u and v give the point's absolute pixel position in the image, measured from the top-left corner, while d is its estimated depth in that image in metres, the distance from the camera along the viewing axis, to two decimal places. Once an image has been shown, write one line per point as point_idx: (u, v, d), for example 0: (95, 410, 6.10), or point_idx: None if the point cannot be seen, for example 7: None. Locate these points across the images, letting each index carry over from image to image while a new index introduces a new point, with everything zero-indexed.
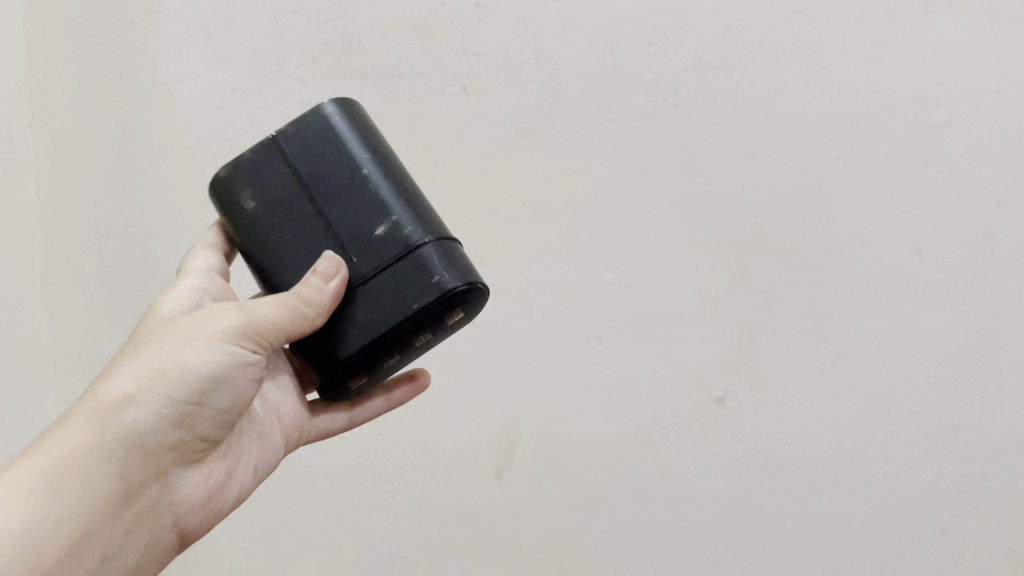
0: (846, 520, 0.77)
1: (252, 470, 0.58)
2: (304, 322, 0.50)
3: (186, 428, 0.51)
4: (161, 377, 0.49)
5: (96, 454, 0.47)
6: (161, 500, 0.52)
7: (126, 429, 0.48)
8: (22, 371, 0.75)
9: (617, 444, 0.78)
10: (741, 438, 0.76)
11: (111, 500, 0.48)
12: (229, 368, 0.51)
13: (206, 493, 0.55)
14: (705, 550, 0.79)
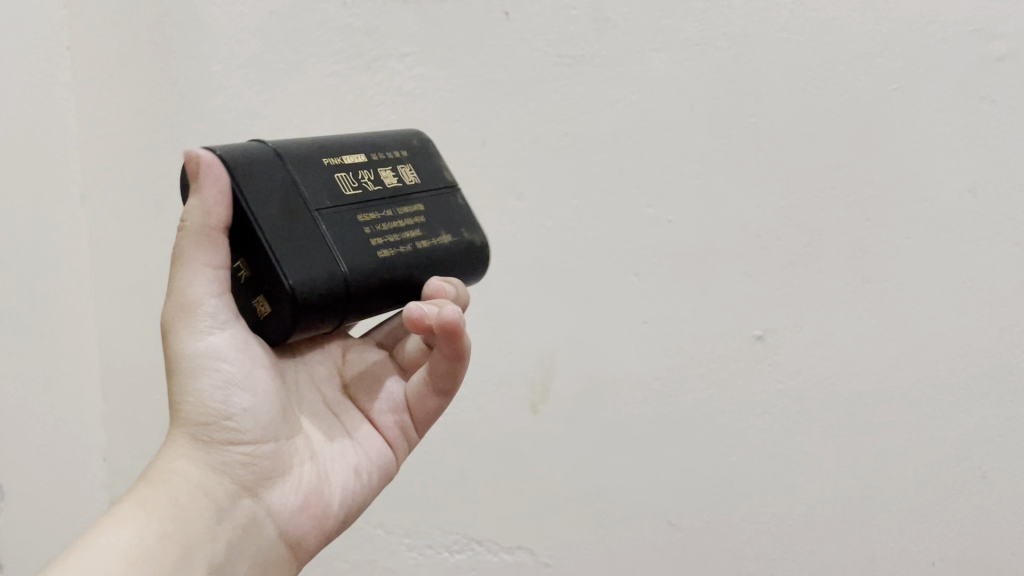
0: (884, 462, 0.76)
1: (353, 472, 0.53)
2: None
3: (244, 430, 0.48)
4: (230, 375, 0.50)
5: (168, 485, 0.46)
6: (260, 513, 0.48)
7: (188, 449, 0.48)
8: (64, 293, 0.76)
9: (654, 381, 0.77)
10: (781, 377, 0.75)
11: (206, 515, 0.46)
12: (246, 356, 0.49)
13: (303, 496, 0.50)
14: (739, 488, 0.78)
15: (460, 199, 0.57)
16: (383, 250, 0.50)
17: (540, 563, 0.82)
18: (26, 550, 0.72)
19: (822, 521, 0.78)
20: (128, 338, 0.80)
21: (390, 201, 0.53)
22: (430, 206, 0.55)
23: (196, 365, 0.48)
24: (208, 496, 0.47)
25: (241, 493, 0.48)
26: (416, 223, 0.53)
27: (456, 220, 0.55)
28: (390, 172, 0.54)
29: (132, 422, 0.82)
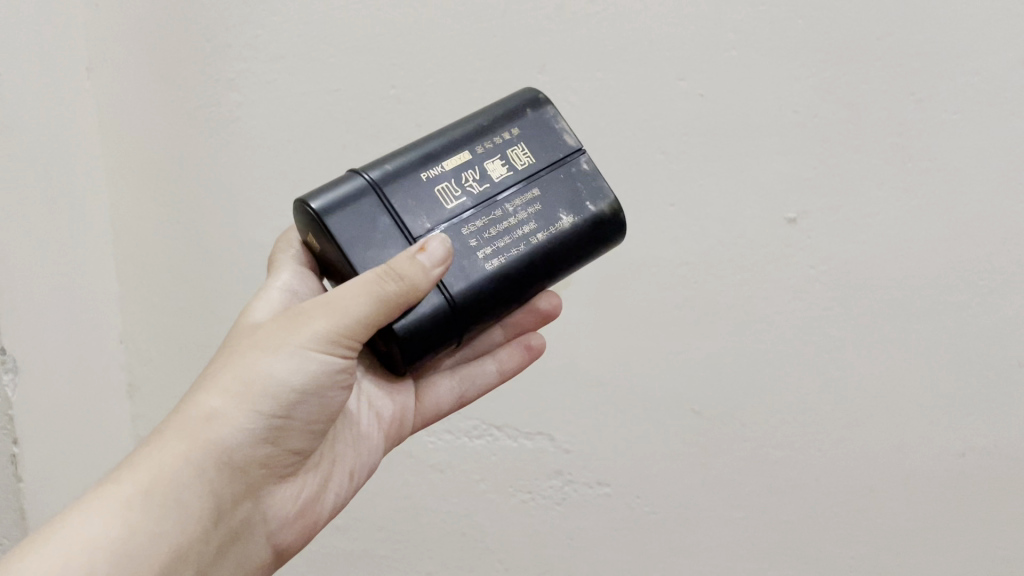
0: (917, 350, 0.74)
1: (349, 475, 0.56)
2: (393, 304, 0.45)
3: (273, 443, 0.49)
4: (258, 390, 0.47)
5: (188, 468, 0.45)
6: (255, 515, 0.50)
7: (218, 437, 0.46)
8: (73, 172, 0.74)
9: (681, 265, 0.74)
10: (814, 262, 0.72)
11: (211, 515, 0.46)
12: (322, 382, 0.48)
13: (297, 508, 0.53)
14: (765, 375, 0.76)
15: (587, 164, 0.53)
16: (494, 262, 0.49)
17: (559, 450, 0.80)
18: (44, 424, 0.71)
19: (849, 410, 0.76)
20: (141, 215, 0.78)
21: (497, 200, 0.51)
22: (546, 190, 0.52)
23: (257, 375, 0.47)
24: (218, 494, 0.46)
25: (246, 495, 0.49)
26: (529, 215, 0.51)
27: (579, 194, 0.52)
28: (497, 163, 0.52)
29: (151, 300, 0.81)
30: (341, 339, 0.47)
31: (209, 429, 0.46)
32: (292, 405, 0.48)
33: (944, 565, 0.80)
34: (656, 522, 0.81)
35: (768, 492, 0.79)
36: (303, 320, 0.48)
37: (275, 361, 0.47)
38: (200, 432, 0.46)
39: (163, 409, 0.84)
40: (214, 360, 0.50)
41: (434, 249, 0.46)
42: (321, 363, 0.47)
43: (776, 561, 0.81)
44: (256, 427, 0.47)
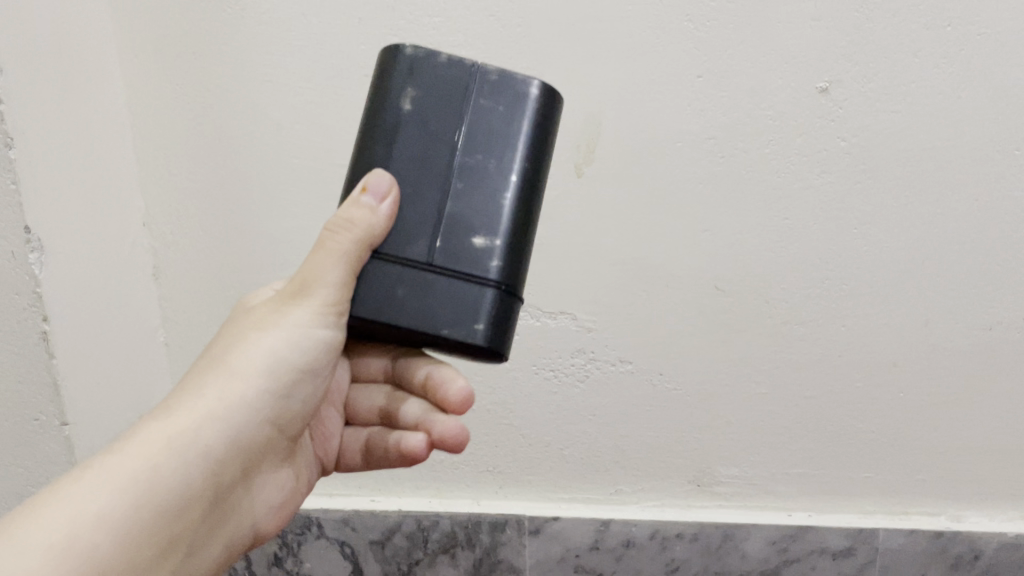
0: (946, 223, 0.73)
1: (308, 476, 0.60)
2: (362, 248, 0.48)
3: (275, 426, 0.51)
4: (262, 370, 0.49)
5: (199, 441, 0.46)
6: (242, 495, 0.52)
7: (230, 411, 0.48)
8: (87, 46, 0.72)
9: (707, 139, 0.72)
10: (844, 133, 0.71)
11: (206, 496, 0.47)
12: (316, 362, 0.51)
13: (282, 492, 0.56)
14: (792, 251, 0.75)
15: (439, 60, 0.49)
16: None
17: (582, 329, 0.80)
18: (68, 299, 0.71)
19: (876, 284, 0.75)
20: (160, 94, 0.76)
21: None
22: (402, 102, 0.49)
23: (262, 358, 0.49)
24: (219, 472, 0.48)
25: (240, 476, 0.50)
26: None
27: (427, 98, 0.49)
28: None
29: (171, 183, 0.79)
30: (329, 320, 0.49)
31: (219, 404, 0.48)
32: (292, 384, 0.51)
33: (963, 438, 0.80)
34: (680, 398, 0.82)
35: (791, 368, 0.79)
36: (296, 302, 0.50)
37: (278, 342, 0.50)
38: (214, 406, 0.48)
39: (189, 293, 0.83)
40: (219, 340, 0.51)
41: (377, 185, 0.47)
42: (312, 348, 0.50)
43: (798, 435, 0.82)
44: (261, 412, 0.50)
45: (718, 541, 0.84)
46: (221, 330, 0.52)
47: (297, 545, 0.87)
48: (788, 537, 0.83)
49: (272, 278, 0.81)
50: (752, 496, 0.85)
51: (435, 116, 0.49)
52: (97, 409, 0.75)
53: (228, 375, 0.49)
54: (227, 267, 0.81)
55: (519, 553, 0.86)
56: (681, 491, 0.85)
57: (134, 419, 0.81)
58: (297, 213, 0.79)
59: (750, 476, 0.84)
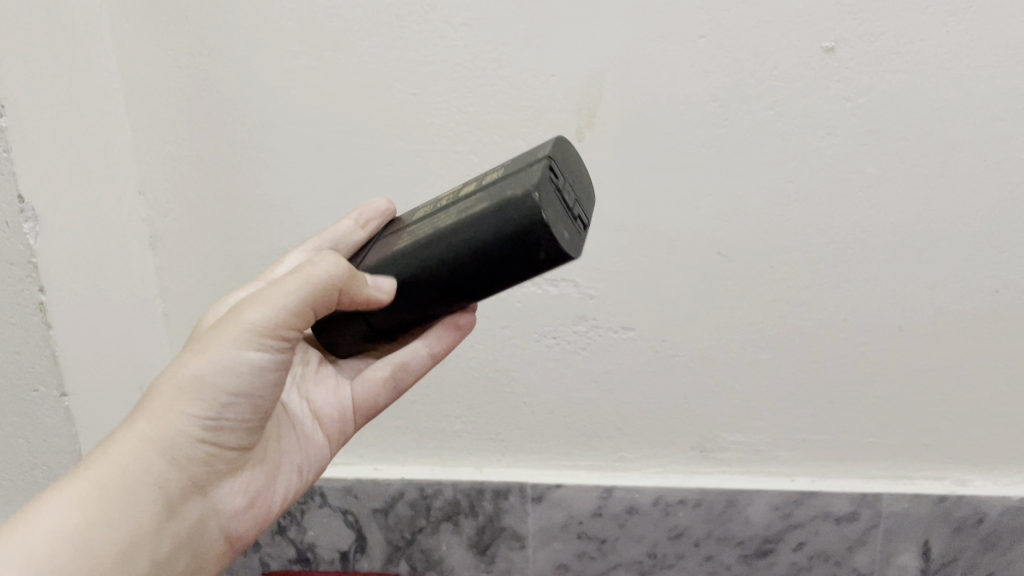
0: (954, 185, 0.71)
1: (296, 467, 0.60)
2: (319, 295, 0.49)
3: (223, 439, 0.52)
4: (194, 389, 0.49)
5: (130, 468, 0.49)
6: (199, 510, 0.53)
7: (162, 437, 0.50)
8: (78, 12, 0.70)
9: (710, 102, 0.71)
10: (851, 94, 0.69)
11: (148, 515, 0.49)
12: (259, 381, 0.51)
13: (250, 498, 0.57)
14: (797, 215, 0.74)
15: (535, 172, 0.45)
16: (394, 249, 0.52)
17: (584, 297, 0.79)
18: (66, 272, 0.70)
19: (881, 248, 0.74)
20: (152, 61, 0.75)
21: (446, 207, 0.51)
22: (482, 192, 0.47)
23: (196, 381, 0.49)
24: (155, 490, 0.49)
25: (194, 490, 0.52)
26: (452, 210, 0.49)
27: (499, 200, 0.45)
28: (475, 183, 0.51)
29: (167, 152, 0.78)
30: (268, 336, 0.49)
31: (153, 430, 0.50)
32: (234, 399, 0.51)
33: (969, 402, 0.80)
34: (682, 365, 0.81)
35: (796, 334, 0.78)
36: (231, 323, 0.50)
37: (213, 361, 0.50)
38: (141, 432, 0.49)
39: (187, 262, 0.82)
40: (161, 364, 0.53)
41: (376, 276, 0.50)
42: (252, 365, 0.50)
43: (801, 400, 0.81)
44: (198, 428, 0.50)
45: (721, 507, 0.84)
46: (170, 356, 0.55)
47: (301, 514, 0.88)
48: (792, 502, 0.83)
49: (271, 247, 0.81)
50: (755, 461, 0.84)
51: None
52: (97, 380, 0.75)
53: (160, 400, 0.50)
54: (226, 236, 0.81)
55: (522, 519, 0.87)
56: (684, 458, 0.85)
57: (135, 391, 0.80)
58: (294, 180, 0.78)
59: (753, 442, 0.84)
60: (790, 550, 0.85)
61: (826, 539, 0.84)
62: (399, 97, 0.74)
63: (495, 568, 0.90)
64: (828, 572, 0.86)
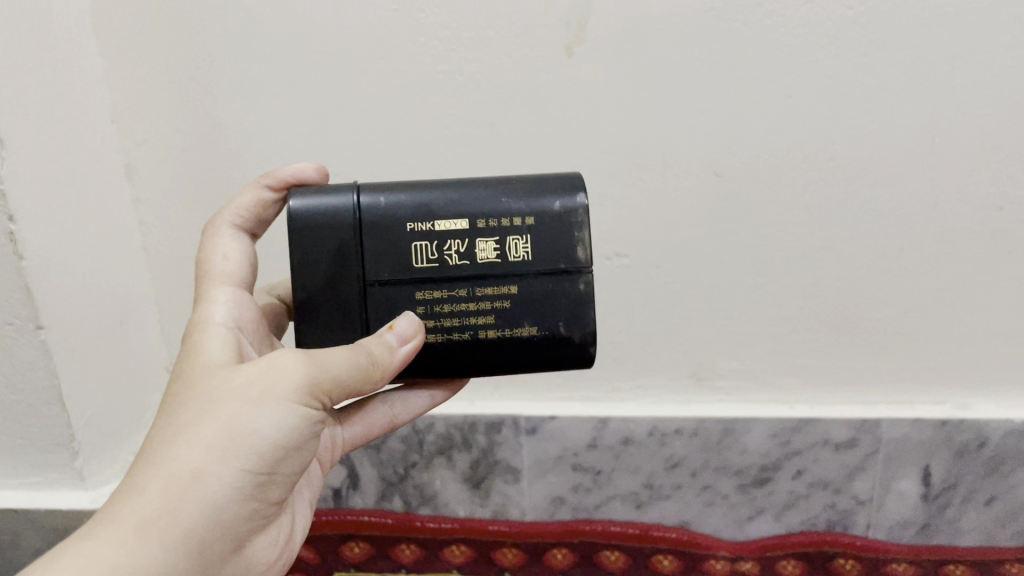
0: (958, 98, 0.69)
1: (308, 505, 0.60)
2: (365, 379, 0.49)
3: (261, 495, 0.49)
4: (238, 444, 0.46)
5: (181, 526, 0.45)
6: (233, 561, 0.50)
7: (209, 493, 0.46)
8: None
9: (706, 14, 0.67)
10: (852, 2, 0.66)
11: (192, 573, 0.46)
12: (301, 435, 0.49)
13: (277, 544, 0.54)
14: (795, 132, 0.71)
15: (581, 291, 0.54)
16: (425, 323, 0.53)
17: None
18: (34, 202, 0.67)
19: (882, 165, 0.72)
20: None
21: (468, 278, 0.53)
22: (525, 293, 0.53)
23: (239, 436, 0.46)
24: (204, 548, 0.46)
25: (231, 545, 0.49)
26: (490, 307, 0.53)
27: (550, 308, 0.53)
28: (487, 245, 0.53)
29: (138, 77, 0.74)
30: (317, 395, 0.48)
31: (197, 487, 0.45)
32: (277, 457, 0.48)
33: (972, 324, 0.78)
34: (678, 293, 0.79)
35: (794, 258, 0.76)
36: (275, 383, 0.47)
37: (258, 416, 0.47)
38: (189, 488, 0.45)
39: (166, 195, 0.80)
40: (181, 404, 0.48)
41: (404, 329, 0.51)
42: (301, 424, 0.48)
43: (799, 326, 0.79)
44: (248, 486, 0.48)
45: (718, 436, 0.83)
46: (178, 393, 0.50)
47: None
48: (790, 429, 0.82)
49: (251, 175, 0.78)
50: (752, 390, 0.83)
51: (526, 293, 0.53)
52: (75, 314, 0.72)
53: (194, 452, 0.46)
54: (206, 166, 0.78)
55: (516, 452, 0.86)
56: (680, 386, 0.83)
57: (117, 326, 0.78)
58: (272, 106, 0.74)
59: (750, 370, 0.82)
60: (788, 477, 0.84)
61: (825, 467, 0.83)
62: (379, 15, 0.70)
63: (488, 501, 0.89)
64: (827, 500, 0.85)
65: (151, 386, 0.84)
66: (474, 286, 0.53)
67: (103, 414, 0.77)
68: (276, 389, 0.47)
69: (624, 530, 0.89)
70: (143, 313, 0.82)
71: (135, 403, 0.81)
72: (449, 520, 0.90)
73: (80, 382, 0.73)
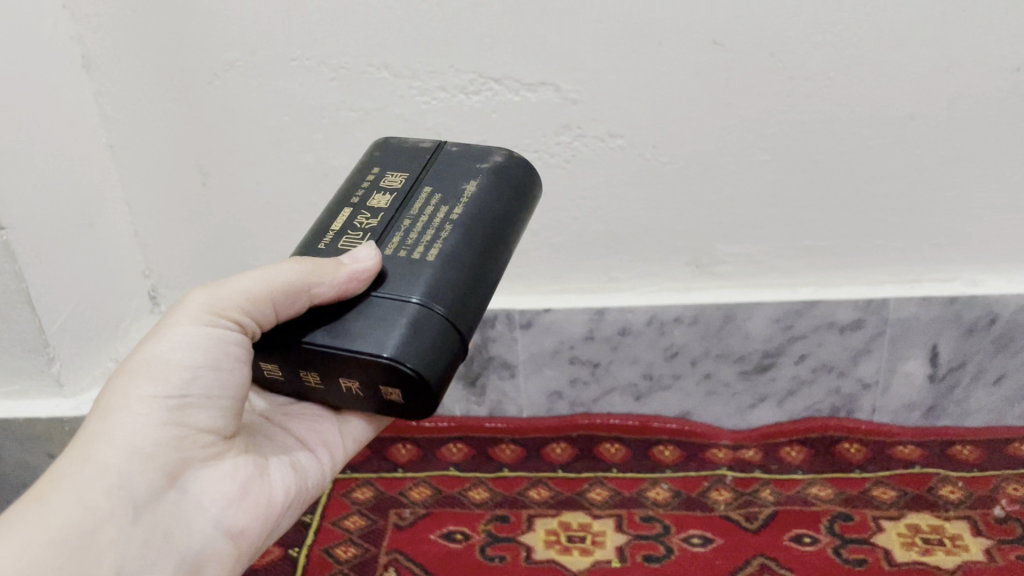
0: None
1: (289, 470, 0.51)
2: (281, 282, 0.46)
3: (188, 421, 0.45)
4: (142, 374, 0.45)
5: (90, 461, 0.42)
6: (178, 501, 0.45)
7: (118, 422, 0.44)
8: None
9: None
10: None
11: (119, 511, 0.42)
12: (213, 353, 0.46)
13: (245, 486, 0.48)
14: None
15: (456, 150, 0.58)
16: (431, 253, 0.50)
17: (566, 102, 0.72)
18: None
19: (892, 25, 0.67)
20: None
21: (397, 214, 0.53)
22: (434, 184, 0.55)
23: (143, 365, 0.45)
24: (124, 482, 0.43)
25: (168, 481, 0.45)
26: (435, 205, 0.53)
27: (460, 171, 0.56)
28: (379, 196, 0.55)
29: None
30: (221, 312, 0.46)
31: (106, 422, 0.44)
32: (189, 378, 0.45)
33: (985, 197, 0.74)
34: (677, 173, 0.75)
35: (798, 131, 0.72)
36: (180, 312, 0.47)
37: (158, 343, 0.46)
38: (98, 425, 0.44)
39: (127, 87, 0.74)
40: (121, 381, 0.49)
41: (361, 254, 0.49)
42: (202, 337, 0.46)
43: (804, 204, 0.75)
44: (162, 411, 0.45)
45: (720, 322, 0.80)
46: None
47: None
48: (793, 313, 0.79)
49: (216, 63, 0.72)
50: (754, 273, 0.79)
51: (446, 182, 0.55)
52: (40, 214, 0.68)
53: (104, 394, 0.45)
54: (166, 53, 0.72)
55: (511, 347, 0.83)
56: (679, 274, 0.80)
57: (85, 229, 0.74)
58: None
59: (752, 253, 0.78)
60: (791, 362, 0.82)
61: (831, 350, 0.81)
62: None
63: (484, 399, 0.87)
64: (830, 385, 0.83)
65: (127, 293, 0.81)
66: (418, 212, 0.53)
67: (77, 320, 0.73)
68: (178, 316, 0.46)
69: (624, 423, 0.86)
70: (112, 215, 0.78)
71: (110, 308, 0.78)
72: (445, 419, 0.88)
73: (50, 288, 0.70)
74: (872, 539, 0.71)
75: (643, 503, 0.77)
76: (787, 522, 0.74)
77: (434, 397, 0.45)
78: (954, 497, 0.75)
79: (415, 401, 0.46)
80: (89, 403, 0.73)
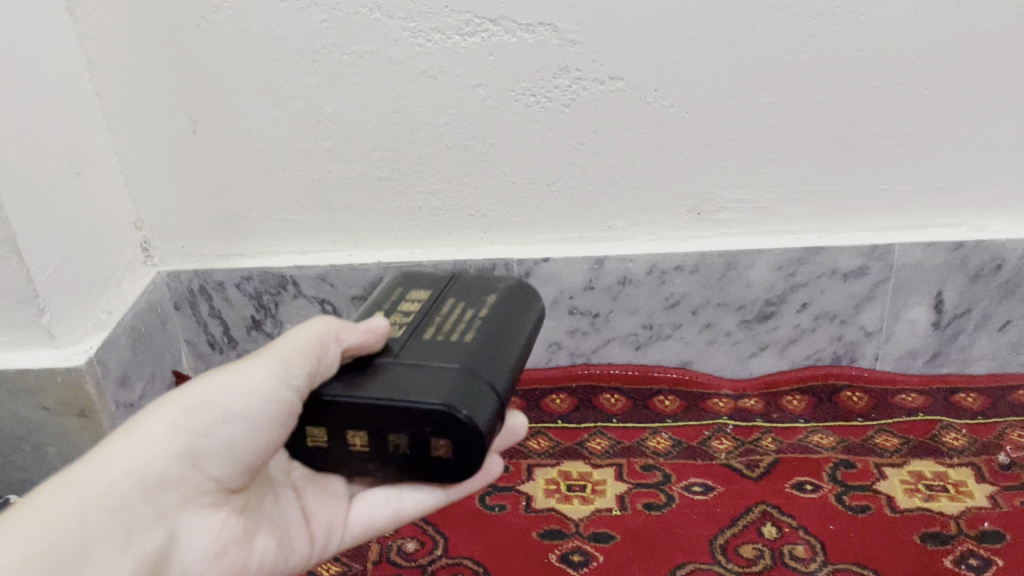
0: None
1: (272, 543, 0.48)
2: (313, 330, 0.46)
3: (201, 466, 0.44)
4: (182, 404, 0.44)
5: (103, 474, 0.41)
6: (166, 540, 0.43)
7: (141, 446, 0.42)
8: None
9: None
10: None
11: (115, 535, 0.40)
12: (251, 407, 0.44)
13: (221, 547, 0.46)
14: None
15: (470, 271, 0.58)
16: (466, 335, 0.49)
17: (565, 44, 0.70)
18: None
19: None
20: None
21: (425, 315, 0.52)
22: (454, 293, 0.55)
23: (184, 397, 0.44)
24: (125, 507, 0.41)
25: (161, 516, 0.43)
26: (459, 307, 0.53)
27: (480, 285, 0.56)
28: (406, 303, 0.54)
29: None
30: (272, 353, 0.45)
31: (130, 439, 0.42)
32: (219, 424, 0.44)
33: (992, 140, 0.73)
34: (678, 118, 0.73)
35: (803, 71, 0.70)
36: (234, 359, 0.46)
37: (205, 382, 0.44)
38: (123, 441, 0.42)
39: (113, 31, 0.72)
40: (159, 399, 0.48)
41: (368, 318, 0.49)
42: (251, 387, 0.44)
43: (808, 148, 0.74)
44: (184, 446, 0.43)
45: (721, 270, 0.79)
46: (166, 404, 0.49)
47: (274, 306, 0.84)
48: (796, 261, 0.78)
49: (203, 4, 0.70)
50: (757, 221, 0.78)
51: (467, 293, 0.55)
52: (26, 157, 0.67)
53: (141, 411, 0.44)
54: None
55: None
56: (680, 223, 0.79)
57: (72, 176, 0.72)
58: None
59: (756, 199, 0.77)
60: (793, 310, 0.81)
61: (834, 296, 0.80)
62: None
63: None
64: (833, 332, 0.82)
65: (117, 244, 0.79)
66: (443, 315, 0.52)
67: (66, 270, 0.72)
68: (232, 363, 0.45)
69: (625, 373, 0.86)
70: (100, 164, 0.76)
71: (100, 260, 0.76)
72: None
73: (37, 235, 0.68)
74: (875, 486, 0.71)
75: (643, 452, 0.77)
76: (789, 470, 0.73)
77: (484, 447, 0.44)
78: (958, 444, 0.75)
79: (465, 457, 0.44)
80: (81, 354, 0.71)
